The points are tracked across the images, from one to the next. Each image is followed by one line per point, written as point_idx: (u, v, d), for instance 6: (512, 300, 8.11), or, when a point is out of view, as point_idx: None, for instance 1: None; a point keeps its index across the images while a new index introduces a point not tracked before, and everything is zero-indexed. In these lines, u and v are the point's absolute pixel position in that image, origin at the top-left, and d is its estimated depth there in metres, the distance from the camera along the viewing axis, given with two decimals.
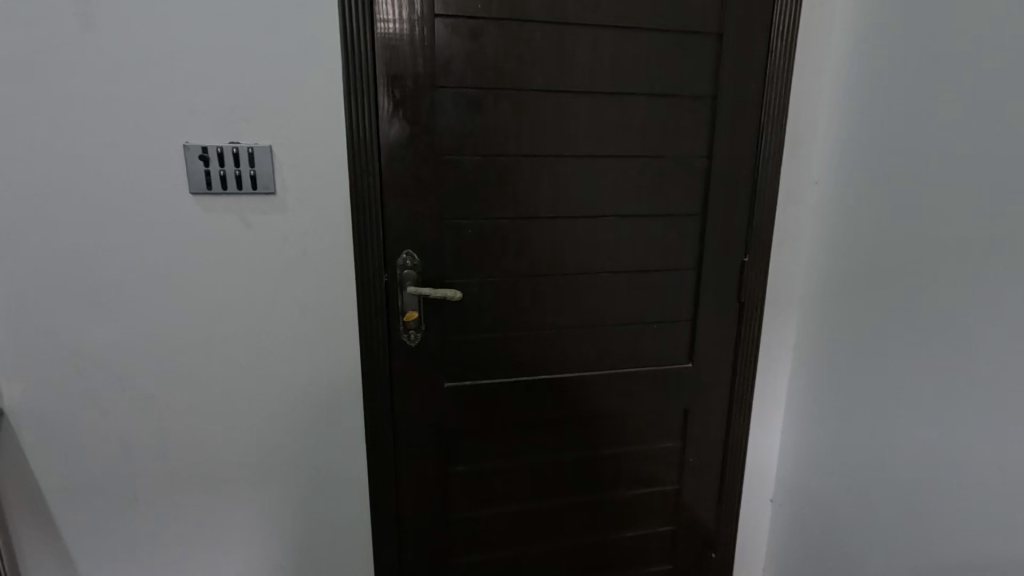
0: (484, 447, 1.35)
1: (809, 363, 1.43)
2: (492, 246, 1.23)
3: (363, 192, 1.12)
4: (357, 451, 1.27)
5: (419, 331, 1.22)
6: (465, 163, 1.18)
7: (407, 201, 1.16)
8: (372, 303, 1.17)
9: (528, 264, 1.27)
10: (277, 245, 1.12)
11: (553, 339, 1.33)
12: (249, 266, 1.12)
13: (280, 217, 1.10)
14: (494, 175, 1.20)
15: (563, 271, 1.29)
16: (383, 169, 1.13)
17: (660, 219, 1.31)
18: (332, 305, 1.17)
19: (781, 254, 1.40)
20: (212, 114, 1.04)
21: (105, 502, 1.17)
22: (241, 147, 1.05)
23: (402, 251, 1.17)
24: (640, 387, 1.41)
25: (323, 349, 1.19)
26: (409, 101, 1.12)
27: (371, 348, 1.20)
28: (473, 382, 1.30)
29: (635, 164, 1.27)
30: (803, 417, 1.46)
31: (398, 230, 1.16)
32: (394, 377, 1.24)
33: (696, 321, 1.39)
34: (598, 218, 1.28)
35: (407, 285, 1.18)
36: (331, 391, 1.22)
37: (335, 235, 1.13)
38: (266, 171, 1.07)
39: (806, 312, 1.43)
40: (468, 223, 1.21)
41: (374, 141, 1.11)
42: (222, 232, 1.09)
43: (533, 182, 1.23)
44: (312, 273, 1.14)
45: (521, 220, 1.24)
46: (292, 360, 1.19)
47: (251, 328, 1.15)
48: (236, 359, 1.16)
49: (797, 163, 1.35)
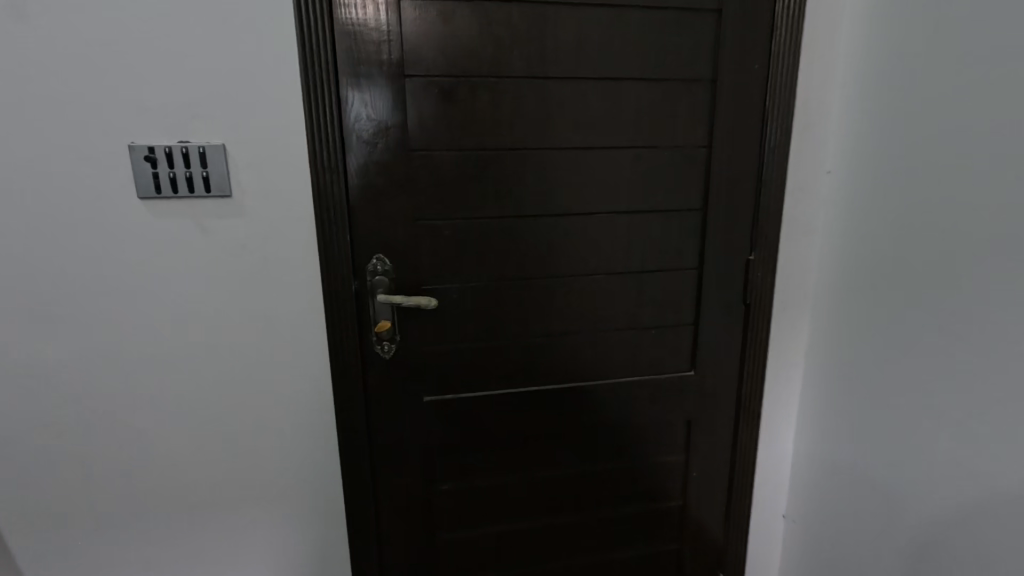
0: (469, 463, 1.26)
1: (823, 369, 1.31)
2: (470, 248, 1.14)
3: (327, 193, 1.03)
4: (332, 469, 1.18)
5: (394, 342, 1.13)
6: (439, 160, 1.08)
7: (376, 202, 1.07)
8: (342, 313, 1.09)
9: (511, 268, 1.17)
10: (236, 252, 1.03)
11: (541, 347, 1.23)
12: (207, 275, 1.04)
13: (238, 221, 1.02)
14: (471, 171, 1.10)
15: (550, 274, 1.19)
16: (348, 168, 1.04)
17: (655, 215, 1.20)
18: (298, 315, 1.09)
19: (791, 250, 1.28)
20: (158, 111, 0.95)
21: (64, 527, 1.11)
22: (191, 146, 0.96)
23: (372, 256, 1.09)
24: (638, 397, 1.30)
25: (291, 363, 1.11)
26: (374, 93, 1.03)
27: (342, 361, 1.12)
28: (454, 395, 1.20)
29: (626, 156, 1.16)
30: (817, 427, 1.34)
31: (367, 233, 1.08)
32: (368, 391, 1.16)
33: (697, 325, 1.28)
34: (586, 216, 1.18)
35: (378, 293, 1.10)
36: (302, 407, 1.14)
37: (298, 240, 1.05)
38: (219, 172, 0.98)
39: (820, 314, 1.31)
40: (444, 224, 1.11)
41: (337, 137, 1.02)
42: (175, 239, 1.01)
43: (514, 178, 1.13)
44: (276, 282, 1.06)
45: (502, 220, 1.14)
46: (259, 375, 1.11)
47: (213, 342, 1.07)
48: (197, 375, 1.08)
49: (807, 151, 1.23)
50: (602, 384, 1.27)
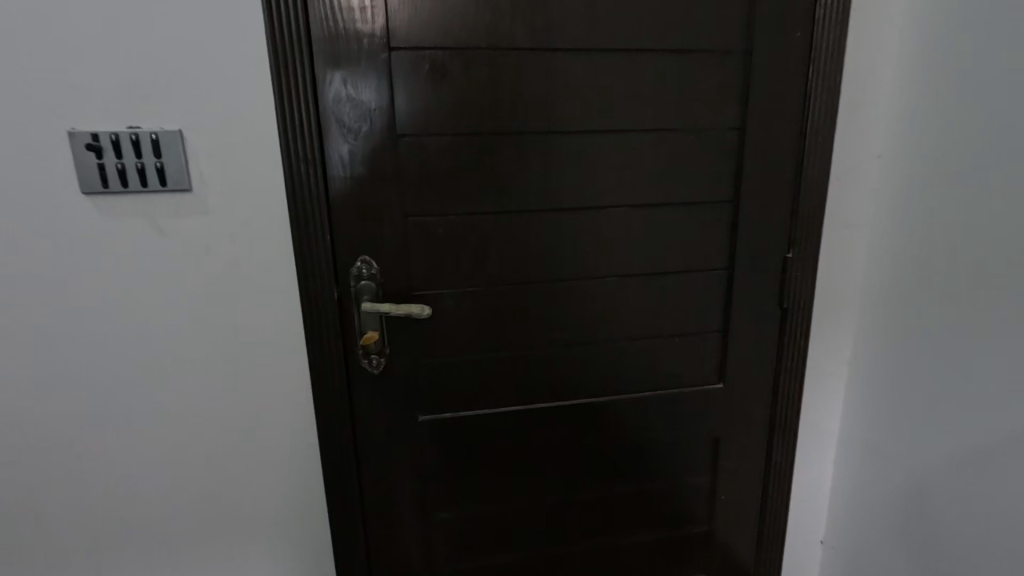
0: (470, 489, 1.13)
1: (871, 381, 1.15)
2: (468, 248, 1.00)
3: (302, 186, 0.90)
4: (317, 497, 1.06)
5: (383, 356, 0.99)
6: (431, 148, 0.95)
7: (359, 196, 0.93)
8: (323, 324, 0.96)
9: (515, 269, 1.03)
10: (199, 255, 0.90)
11: (550, 359, 1.09)
12: (167, 281, 0.91)
13: (201, 220, 0.89)
14: (468, 161, 0.97)
15: (560, 277, 1.05)
16: (326, 159, 0.90)
17: (679, 208, 1.05)
18: (273, 326, 0.95)
19: (835, 247, 1.12)
20: (102, 93, 0.82)
21: (15, 566, 0.99)
22: (141, 133, 0.83)
23: (356, 258, 0.95)
24: (659, 413, 1.16)
25: (266, 380, 0.98)
26: (355, 70, 0.89)
27: (325, 378, 0.99)
28: (453, 414, 1.07)
29: (646, 141, 1.01)
30: (861, 447, 1.19)
31: (350, 233, 0.94)
32: (355, 410, 1.03)
33: (727, 332, 1.13)
34: (601, 211, 1.03)
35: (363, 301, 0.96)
36: (280, 429, 1.01)
37: (270, 241, 0.92)
38: (175, 162, 0.85)
39: (868, 319, 1.15)
40: (437, 221, 0.98)
41: (313, 123, 0.89)
42: (129, 240, 0.88)
43: (518, 168, 0.99)
44: (246, 288, 0.93)
45: (505, 216, 1.00)
46: (230, 394, 0.98)
47: (177, 358, 0.95)
48: (159, 395, 0.96)
49: (855, 133, 1.07)
50: (619, 400, 1.13)
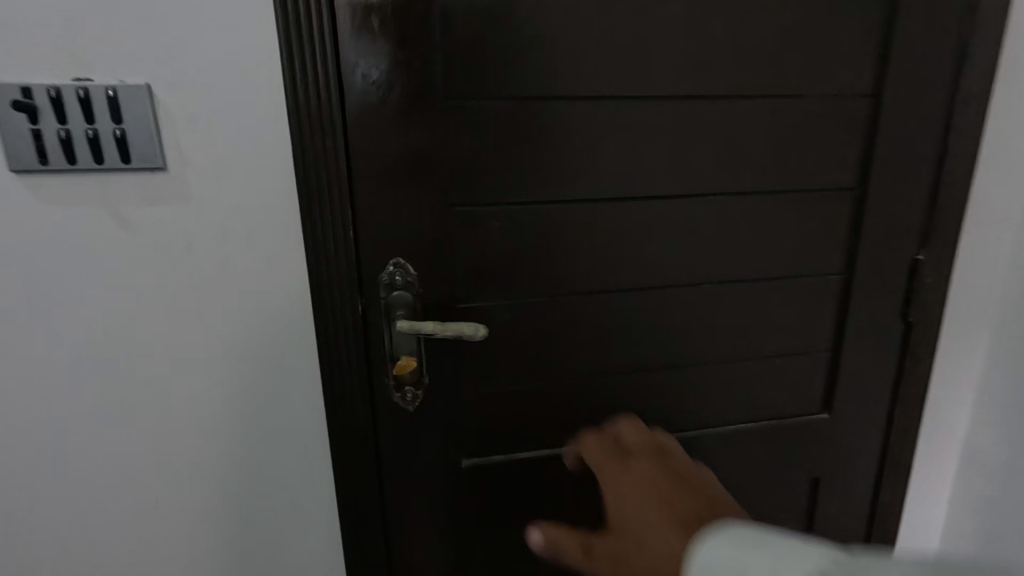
0: (523, 548, 0.91)
1: (1007, 416, 0.93)
2: (530, 248, 0.77)
3: (318, 166, 0.67)
4: (333, 560, 0.84)
5: (419, 387, 0.77)
6: (486, 117, 0.71)
7: (391, 179, 0.71)
8: (344, 346, 0.74)
9: (587, 275, 0.81)
10: (179, 255, 0.67)
11: (624, 386, 0.87)
12: (135, 292, 0.68)
13: (181, 210, 0.65)
14: (533, 135, 0.73)
15: (641, 283, 0.83)
16: (348, 129, 0.68)
17: (792, 197, 0.83)
18: (277, 348, 0.73)
19: (977, 249, 0.90)
20: (35, 29, 0.58)
21: None
22: (92, 87, 0.59)
23: (386, 262, 0.73)
24: (750, 450, 0.95)
25: (269, 419, 0.76)
26: (387, 6, 0.65)
27: (345, 414, 0.77)
28: (505, 456, 0.85)
29: (757, 112, 0.79)
30: (989, 492, 0.97)
31: (379, 228, 0.72)
32: (382, 452, 0.81)
33: (837, 352, 0.92)
34: (695, 200, 0.81)
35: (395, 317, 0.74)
36: (287, 478, 0.79)
37: (275, 238, 0.69)
38: (142, 129, 0.61)
39: (1008, 339, 0.93)
40: (491, 213, 0.75)
41: (330, 81, 0.66)
42: (83, 236, 0.65)
43: (596, 144, 0.76)
44: (242, 300, 0.70)
45: (576, 206, 0.78)
46: (222, 436, 0.75)
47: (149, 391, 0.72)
48: (128, 440, 0.73)
49: (1016, 103, 0.84)
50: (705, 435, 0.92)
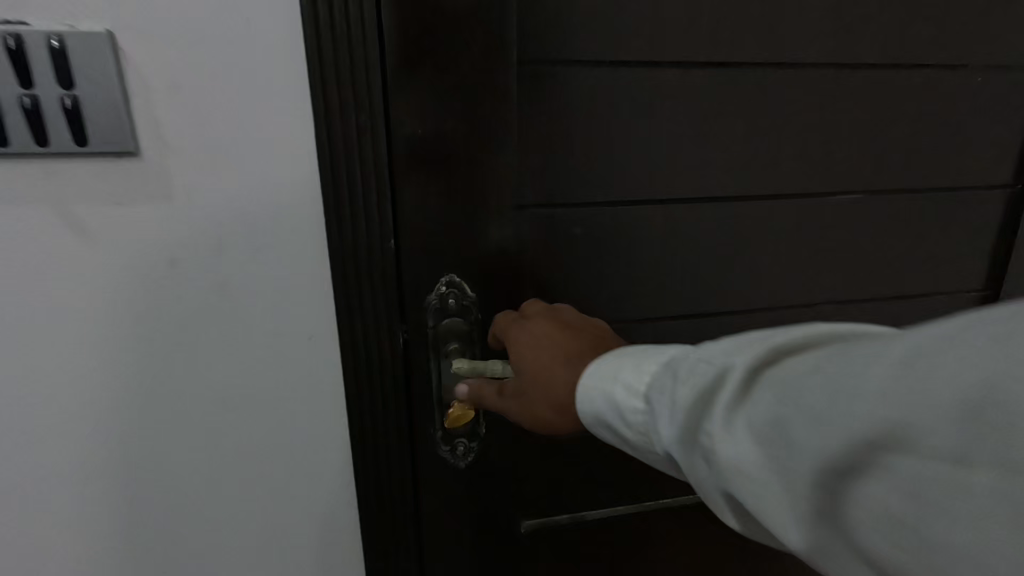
0: None
1: None
2: (619, 262, 0.60)
3: (350, 155, 0.48)
4: None
5: (474, 440, 0.60)
6: (577, 90, 0.53)
7: (447, 171, 0.52)
8: (382, 395, 0.55)
9: (686, 295, 0.63)
10: (160, 279, 0.47)
11: None
12: (99, 331, 0.48)
13: (159, 218, 0.45)
14: (636, 115, 0.55)
15: (749, 305, 0.66)
16: (394, 102, 0.48)
17: (936, 198, 0.67)
18: (297, 399, 0.54)
19: None
20: None
21: None
22: (27, 33, 0.39)
23: (438, 282, 0.55)
24: None
25: (284, 489, 0.57)
26: None
27: (382, 483, 0.58)
28: (570, 515, 0.69)
29: (910, 89, 0.62)
30: None
31: (430, 238, 0.53)
32: (425, 524, 0.62)
33: None
34: (824, 202, 0.64)
35: (448, 352, 0.56)
36: (306, 561, 0.60)
37: (295, 253, 0.50)
38: (106, 98, 0.41)
39: None
40: (574, 217, 0.57)
41: (373, 31, 0.46)
42: (14, 253, 0.44)
43: (712, 128, 0.58)
44: (248, 338, 0.51)
45: (682, 208, 0.60)
46: (223, 516, 0.56)
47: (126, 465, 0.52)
48: (90, 529, 0.53)
49: None
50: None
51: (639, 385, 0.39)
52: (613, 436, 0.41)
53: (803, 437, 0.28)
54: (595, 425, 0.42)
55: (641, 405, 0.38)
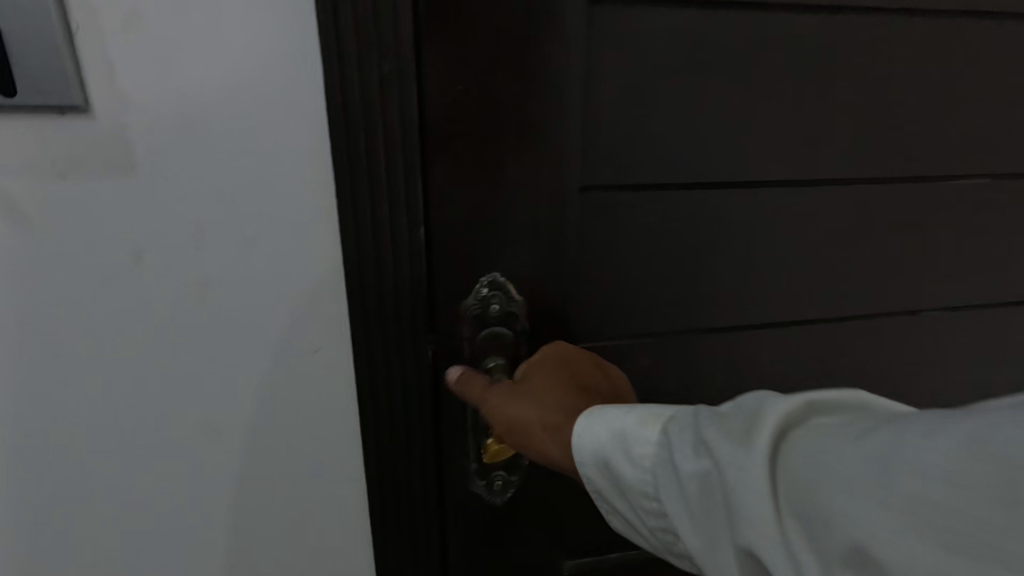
0: None
1: None
2: (699, 262, 0.48)
3: (368, 115, 0.36)
4: None
5: (514, 472, 0.50)
6: (660, 39, 0.41)
7: (492, 143, 0.40)
8: (404, 420, 0.45)
9: (777, 301, 0.51)
10: (118, 279, 0.36)
11: None
12: (41, 346, 0.36)
13: (114, 196, 0.34)
14: (733, 73, 0.43)
15: (848, 315, 0.54)
16: (428, 50, 0.37)
17: None
18: (301, 428, 0.43)
19: None
20: None
21: None
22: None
23: (477, 282, 0.44)
24: None
25: (286, 535, 0.46)
26: None
27: (404, 522, 0.48)
28: (621, 554, 0.59)
29: None
30: None
31: (468, 228, 0.42)
32: (451, 566, 0.53)
33: None
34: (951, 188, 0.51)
35: (486, 367, 0.46)
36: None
37: (299, 246, 0.39)
38: (36, 29, 0.30)
39: None
40: (649, 203, 0.45)
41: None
42: None
43: (827, 93, 0.45)
44: (239, 353, 0.40)
45: (782, 196, 0.47)
46: (207, 567, 0.46)
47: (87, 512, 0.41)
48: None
49: None
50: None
51: (656, 417, 0.33)
52: (609, 476, 0.35)
53: (840, 510, 0.23)
54: (595, 463, 0.35)
55: (654, 440, 0.33)
